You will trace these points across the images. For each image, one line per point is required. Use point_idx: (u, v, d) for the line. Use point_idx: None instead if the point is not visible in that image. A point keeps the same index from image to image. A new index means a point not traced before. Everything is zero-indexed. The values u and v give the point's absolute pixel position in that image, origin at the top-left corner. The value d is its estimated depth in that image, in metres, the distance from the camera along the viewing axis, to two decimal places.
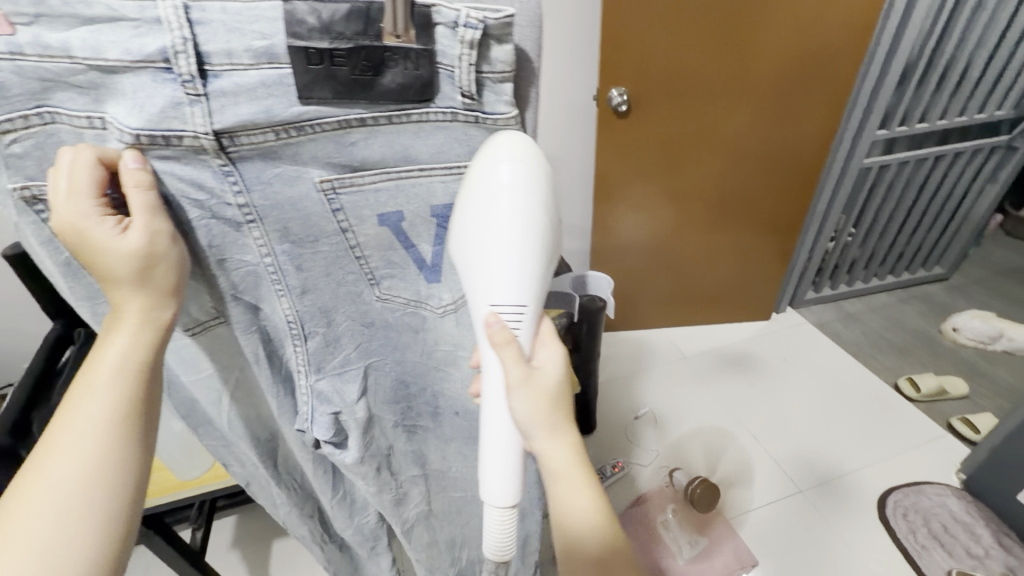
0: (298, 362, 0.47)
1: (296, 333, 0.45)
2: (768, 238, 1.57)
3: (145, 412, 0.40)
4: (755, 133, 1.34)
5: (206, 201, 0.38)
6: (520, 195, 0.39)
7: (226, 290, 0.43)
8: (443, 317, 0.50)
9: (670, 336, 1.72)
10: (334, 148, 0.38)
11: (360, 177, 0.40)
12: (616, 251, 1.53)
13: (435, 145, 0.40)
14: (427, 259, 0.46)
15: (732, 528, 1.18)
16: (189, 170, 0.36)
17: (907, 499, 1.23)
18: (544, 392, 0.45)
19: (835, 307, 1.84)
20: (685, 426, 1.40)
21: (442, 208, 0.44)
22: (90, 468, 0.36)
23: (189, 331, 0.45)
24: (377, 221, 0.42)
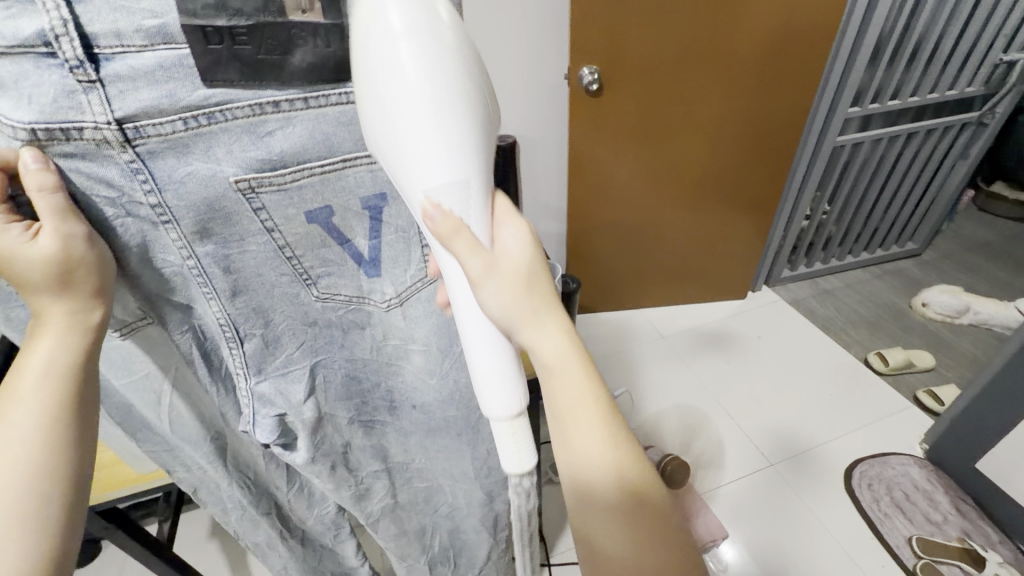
0: (236, 364, 0.47)
1: (229, 336, 0.45)
2: (742, 217, 1.58)
3: (81, 412, 0.39)
4: (729, 112, 1.33)
5: (117, 198, 0.36)
6: (421, 41, 0.32)
7: (151, 291, 0.42)
8: (388, 311, 0.50)
9: (646, 317, 1.73)
10: (249, 141, 0.37)
11: (280, 176, 0.39)
12: (591, 232, 1.53)
13: (356, 131, 0.40)
14: (364, 254, 0.46)
15: (704, 501, 1.21)
16: (94, 168, 0.34)
17: (872, 469, 1.27)
18: (515, 275, 0.41)
19: (809, 285, 1.86)
20: (659, 406, 1.42)
21: (373, 198, 0.44)
22: (25, 473, 0.36)
23: (118, 332, 0.44)
24: (305, 219, 0.42)
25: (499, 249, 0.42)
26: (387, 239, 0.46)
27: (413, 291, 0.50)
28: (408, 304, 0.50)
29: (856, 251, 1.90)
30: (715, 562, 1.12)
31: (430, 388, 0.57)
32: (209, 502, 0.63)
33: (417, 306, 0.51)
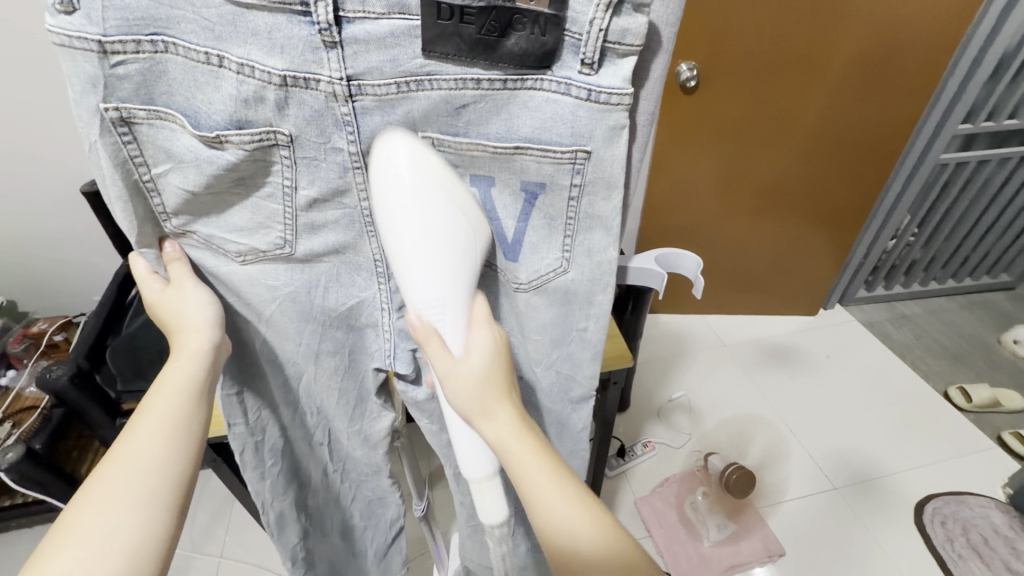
0: (381, 301, 0.53)
1: (381, 273, 0.51)
2: (827, 230, 1.52)
3: (200, 421, 0.46)
4: (826, 121, 1.28)
5: (323, 144, 0.42)
6: (416, 194, 0.42)
7: (313, 224, 0.47)
8: (518, 291, 0.52)
9: (710, 324, 1.70)
10: (444, 107, 0.41)
11: (459, 142, 0.43)
12: (664, 232, 1.50)
13: (539, 119, 0.41)
14: (507, 236, 0.48)
15: (762, 518, 1.18)
16: (314, 117, 0.40)
17: (947, 507, 1.21)
18: (466, 384, 0.44)
19: (887, 308, 1.77)
20: (721, 414, 1.39)
21: (533, 184, 0.45)
22: (158, 461, 0.42)
23: (243, 257, 0.49)
24: (468, 181, 0.46)
25: (465, 353, 0.45)
26: (534, 224, 0.47)
27: (545, 282, 0.50)
28: (538, 293, 0.51)
29: (943, 278, 1.79)
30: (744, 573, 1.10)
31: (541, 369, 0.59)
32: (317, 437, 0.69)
33: (542, 295, 0.51)
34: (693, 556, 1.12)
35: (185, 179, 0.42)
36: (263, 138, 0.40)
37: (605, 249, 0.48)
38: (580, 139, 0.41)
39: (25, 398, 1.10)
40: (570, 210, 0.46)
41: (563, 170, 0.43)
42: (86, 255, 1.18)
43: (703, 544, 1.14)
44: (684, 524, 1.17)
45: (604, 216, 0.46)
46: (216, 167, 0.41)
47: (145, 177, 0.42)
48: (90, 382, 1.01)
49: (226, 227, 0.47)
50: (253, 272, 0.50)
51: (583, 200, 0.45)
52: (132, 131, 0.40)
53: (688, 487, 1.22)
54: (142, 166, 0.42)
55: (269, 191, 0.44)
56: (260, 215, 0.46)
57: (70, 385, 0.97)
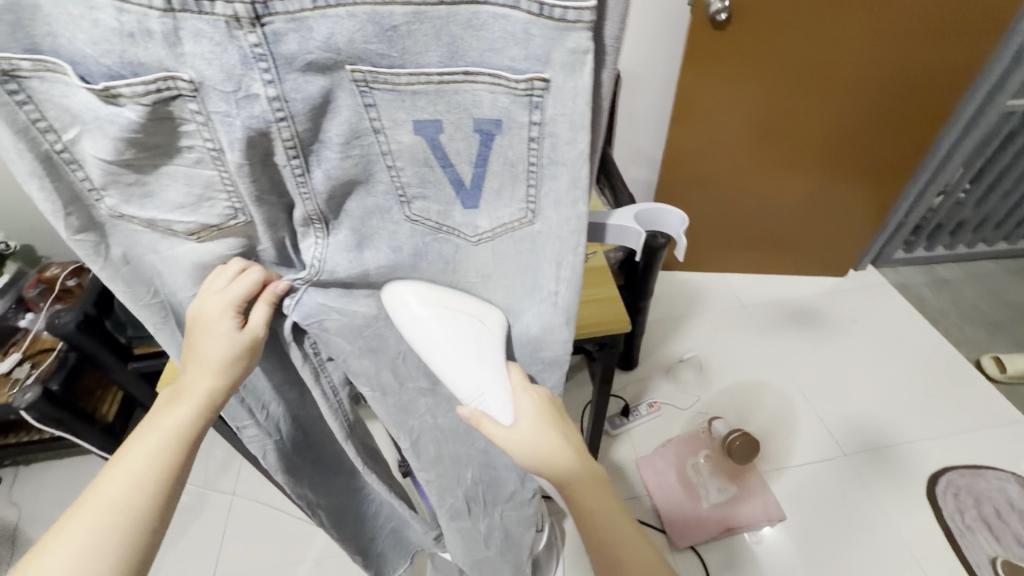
0: (312, 256, 0.47)
1: (318, 226, 0.44)
2: (864, 185, 1.39)
3: (179, 471, 0.43)
4: (875, 61, 1.14)
5: (234, 93, 0.35)
6: (433, 319, 0.49)
7: (250, 194, 0.41)
8: (477, 245, 0.47)
9: (729, 282, 1.62)
10: (372, 31, 0.33)
11: (396, 75, 0.35)
12: (684, 185, 1.41)
13: (489, 41, 0.34)
14: (465, 182, 0.42)
15: (764, 481, 1.16)
16: (217, 53, 0.33)
17: (961, 479, 1.17)
18: (526, 448, 0.49)
19: (924, 270, 1.65)
20: (730, 377, 1.35)
21: (487, 122, 0.39)
22: (120, 509, 0.40)
23: (197, 234, 0.43)
24: (412, 128, 0.39)
25: (515, 422, 0.50)
26: (493, 169, 0.42)
27: (508, 231, 0.45)
28: (501, 242, 0.46)
29: (992, 240, 1.65)
30: (751, 533, 1.09)
31: (524, 334, 0.54)
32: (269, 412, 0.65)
33: (510, 247, 0.47)
34: (692, 519, 1.11)
35: (97, 146, 0.36)
36: (161, 86, 0.33)
37: (574, 203, 0.42)
38: (536, 64, 0.35)
39: (42, 340, 1.15)
40: (530, 155, 0.40)
41: (519, 104, 0.37)
42: None
43: (703, 505, 1.13)
44: (684, 484, 1.16)
45: (570, 162, 0.39)
46: (121, 132, 0.35)
47: (58, 145, 0.36)
48: (97, 328, 1.02)
49: (165, 207, 0.41)
50: (175, 242, 0.44)
51: (545, 142, 0.39)
52: (22, 89, 0.33)
53: (689, 448, 1.21)
54: (49, 133, 0.36)
55: (196, 156, 0.38)
56: (197, 186, 0.40)
57: (77, 331, 0.99)
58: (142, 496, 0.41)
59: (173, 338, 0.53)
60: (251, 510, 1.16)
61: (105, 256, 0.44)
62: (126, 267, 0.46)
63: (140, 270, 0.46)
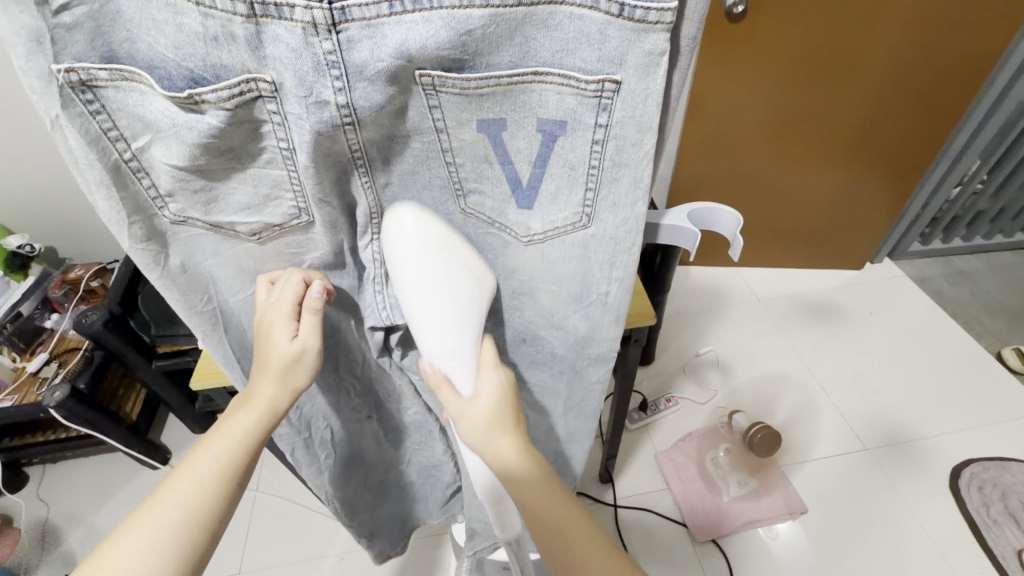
0: (376, 264, 0.48)
1: (375, 223, 0.46)
2: (884, 178, 1.38)
3: (240, 480, 0.44)
4: (898, 53, 1.13)
5: (307, 98, 0.35)
6: (427, 271, 0.44)
7: (314, 193, 0.41)
8: (528, 246, 0.47)
9: (745, 276, 1.62)
10: (446, 36, 0.33)
11: (465, 79, 0.36)
12: (700, 180, 1.41)
13: (560, 41, 0.35)
14: (522, 181, 0.43)
15: (785, 475, 1.16)
16: (293, 58, 0.33)
17: (987, 472, 1.15)
18: (475, 425, 0.43)
19: (943, 262, 1.64)
20: (751, 371, 1.35)
21: (552, 123, 0.39)
22: (186, 513, 0.40)
23: (257, 235, 0.46)
24: (476, 126, 0.40)
25: (474, 395, 0.44)
26: (552, 171, 0.42)
27: (560, 235, 0.45)
28: (552, 246, 0.47)
29: (1011, 230, 1.63)
30: (766, 529, 1.09)
31: (565, 329, 0.55)
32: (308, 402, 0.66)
33: (559, 249, 0.47)
34: (711, 513, 1.11)
35: (168, 154, 0.38)
36: (243, 88, 0.35)
37: (633, 205, 0.42)
38: (609, 66, 0.35)
39: (70, 340, 1.17)
40: (592, 159, 0.40)
41: (586, 106, 0.37)
42: None
43: (724, 499, 1.13)
44: (704, 477, 1.16)
45: (633, 164, 0.40)
46: (195, 137, 0.36)
47: (128, 154, 0.38)
48: (123, 326, 1.04)
49: (230, 209, 0.43)
50: (232, 241, 0.46)
51: (608, 144, 0.39)
52: (97, 98, 0.35)
53: (709, 442, 1.21)
54: (120, 142, 0.37)
55: (267, 157, 0.40)
56: (264, 186, 0.42)
57: (105, 330, 1.00)
58: (207, 500, 0.41)
59: (221, 344, 0.54)
60: (274, 506, 1.17)
61: (164, 264, 0.45)
62: (182, 274, 0.47)
63: (194, 278, 0.48)
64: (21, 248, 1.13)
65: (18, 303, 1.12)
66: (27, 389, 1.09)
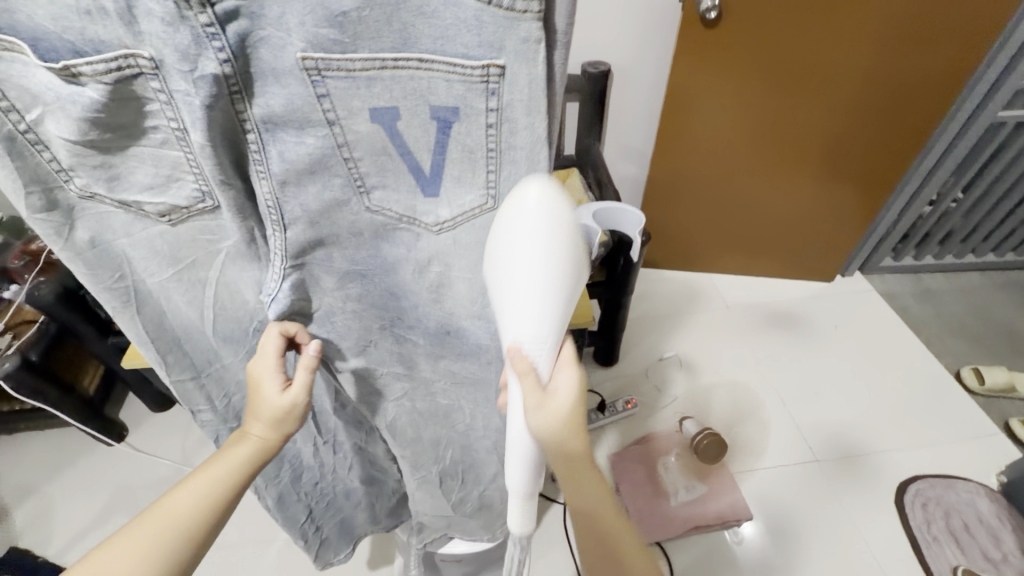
0: (276, 247, 0.45)
1: (276, 219, 0.43)
2: (855, 192, 1.39)
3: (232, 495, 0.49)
4: (869, 66, 1.13)
5: (191, 73, 0.34)
6: (538, 243, 0.40)
7: (213, 176, 0.39)
8: (438, 235, 0.47)
9: (716, 283, 1.62)
10: (323, 15, 0.34)
11: (350, 61, 0.36)
12: (674, 185, 1.41)
13: (439, 28, 0.35)
14: (424, 170, 0.43)
15: (734, 480, 1.17)
16: (169, 33, 0.32)
17: (932, 490, 1.17)
18: (554, 418, 0.46)
19: (912, 279, 1.65)
20: (712, 377, 1.36)
21: (445, 110, 0.39)
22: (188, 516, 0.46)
23: (168, 217, 0.44)
24: (369, 115, 0.39)
25: (553, 389, 0.47)
26: (452, 157, 0.43)
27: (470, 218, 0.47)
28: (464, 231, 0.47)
29: (982, 251, 1.64)
30: (732, 532, 1.11)
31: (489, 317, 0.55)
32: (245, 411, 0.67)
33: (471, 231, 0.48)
34: (658, 515, 1.12)
35: (59, 127, 0.36)
36: (123, 64, 0.33)
37: None
38: (490, 51, 0.36)
39: (26, 312, 1.16)
40: (489, 141, 0.41)
41: (475, 91, 0.38)
42: None
43: (671, 503, 1.14)
44: (654, 482, 1.17)
45: (526, 146, 0.41)
46: (81, 112, 0.35)
47: (21, 125, 0.36)
48: (77, 300, 1.04)
49: (134, 189, 0.41)
50: (139, 223, 0.44)
51: (502, 127, 0.40)
52: None
53: (661, 446, 1.22)
54: (13, 114, 0.35)
55: (161, 137, 0.39)
56: (164, 166, 0.41)
57: (56, 303, 1.00)
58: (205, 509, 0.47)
59: (135, 327, 0.51)
60: None
61: (68, 239, 0.43)
62: (90, 250, 0.45)
63: (107, 255, 0.46)
64: None
65: None
66: None
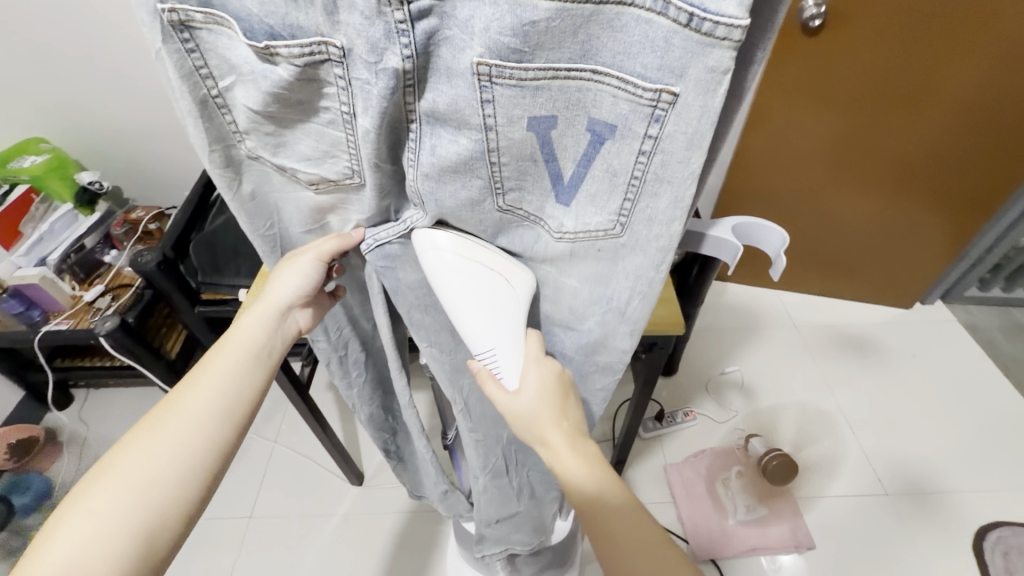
0: (410, 223, 0.47)
1: (417, 199, 0.45)
2: (948, 220, 1.32)
3: (245, 376, 0.49)
4: (983, 88, 1.06)
5: (376, 64, 0.34)
6: (459, 275, 0.45)
7: (369, 159, 0.41)
8: (557, 241, 0.46)
9: (785, 302, 1.56)
10: (510, 23, 0.32)
11: (524, 70, 0.34)
12: (750, 198, 1.38)
13: (622, 45, 0.33)
14: (563, 178, 0.41)
15: (797, 509, 1.13)
16: (365, 26, 0.33)
17: (1016, 538, 1.09)
18: (519, 417, 0.48)
19: (1004, 314, 1.54)
20: (779, 399, 1.32)
21: (603, 125, 0.37)
22: (201, 407, 0.45)
23: (316, 185, 0.45)
24: (527, 124, 0.38)
25: (519, 387, 0.49)
26: (595, 172, 0.40)
27: (591, 240, 0.44)
28: (582, 247, 0.45)
29: None
30: (769, 559, 1.07)
31: (581, 330, 0.53)
32: (338, 374, 0.70)
33: (589, 251, 0.45)
34: (715, 531, 1.10)
35: (247, 96, 0.38)
36: (315, 50, 0.34)
37: (670, 223, 0.40)
38: (669, 76, 0.33)
39: (124, 276, 1.24)
40: (636, 168, 0.38)
41: (639, 115, 0.35)
42: (177, 152, 1.26)
43: (729, 522, 1.12)
44: (712, 498, 1.15)
45: (677, 181, 0.38)
46: (270, 87, 0.36)
47: (214, 92, 0.38)
48: (174, 270, 1.07)
49: (293, 156, 0.43)
50: (291, 184, 0.47)
51: (654, 157, 0.37)
52: (192, 38, 0.35)
53: (722, 463, 1.19)
54: (208, 80, 0.38)
55: (330, 117, 0.39)
56: (324, 143, 0.41)
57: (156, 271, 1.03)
58: (221, 396, 0.47)
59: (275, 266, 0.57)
60: (291, 460, 1.23)
61: (236, 190, 0.47)
62: (251, 201, 0.48)
63: (263, 204, 0.49)
64: (92, 184, 1.22)
65: (84, 236, 1.21)
66: (83, 315, 1.16)
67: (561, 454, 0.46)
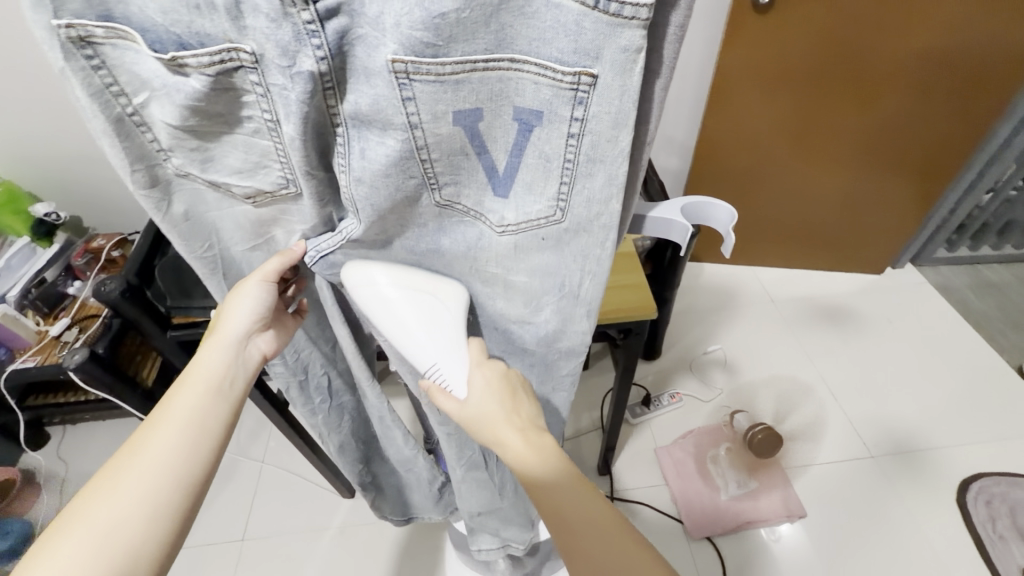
0: (350, 231, 0.45)
1: (351, 206, 0.43)
2: (908, 184, 1.35)
3: (208, 411, 0.47)
4: (925, 53, 1.10)
5: (289, 67, 0.34)
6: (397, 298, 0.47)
7: (300, 167, 0.40)
8: (500, 236, 0.45)
9: (760, 278, 1.58)
10: (419, 17, 0.31)
11: (440, 65, 0.34)
12: (716, 178, 1.39)
13: (537, 31, 0.33)
14: (498, 170, 0.41)
15: (787, 478, 1.15)
16: (273, 29, 0.32)
17: (997, 487, 1.13)
18: (472, 422, 0.49)
19: (969, 271, 1.58)
20: (760, 372, 1.33)
21: (528, 112, 0.37)
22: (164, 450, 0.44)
23: (252, 198, 0.44)
24: (451, 118, 0.37)
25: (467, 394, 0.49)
26: (528, 161, 0.40)
27: (533, 228, 0.44)
28: (526, 240, 0.45)
29: None
30: (768, 530, 1.08)
31: (538, 323, 0.53)
32: (299, 400, 0.68)
33: (533, 242, 0.45)
34: (708, 507, 1.12)
35: (164, 111, 0.36)
36: (224, 57, 0.33)
37: (607, 201, 0.40)
38: (585, 58, 0.33)
39: (90, 307, 1.20)
40: (567, 153, 0.38)
41: (562, 98, 0.35)
42: None
43: (722, 497, 1.13)
44: (703, 476, 1.16)
45: (607, 161, 0.38)
46: (184, 99, 0.35)
47: (129, 109, 0.37)
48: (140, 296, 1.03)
49: (223, 171, 0.42)
50: (227, 199, 0.45)
51: (584, 140, 0.37)
52: (97, 55, 0.34)
53: (710, 440, 1.20)
54: (121, 97, 0.36)
55: (254, 126, 0.38)
56: (254, 153, 0.40)
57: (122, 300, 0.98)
58: (183, 436, 0.45)
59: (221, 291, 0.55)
60: (279, 479, 1.21)
61: (166, 212, 0.45)
62: (185, 221, 0.46)
63: (200, 224, 0.48)
64: (49, 216, 1.18)
65: (43, 269, 1.17)
66: (50, 350, 1.14)
67: (514, 445, 0.47)
